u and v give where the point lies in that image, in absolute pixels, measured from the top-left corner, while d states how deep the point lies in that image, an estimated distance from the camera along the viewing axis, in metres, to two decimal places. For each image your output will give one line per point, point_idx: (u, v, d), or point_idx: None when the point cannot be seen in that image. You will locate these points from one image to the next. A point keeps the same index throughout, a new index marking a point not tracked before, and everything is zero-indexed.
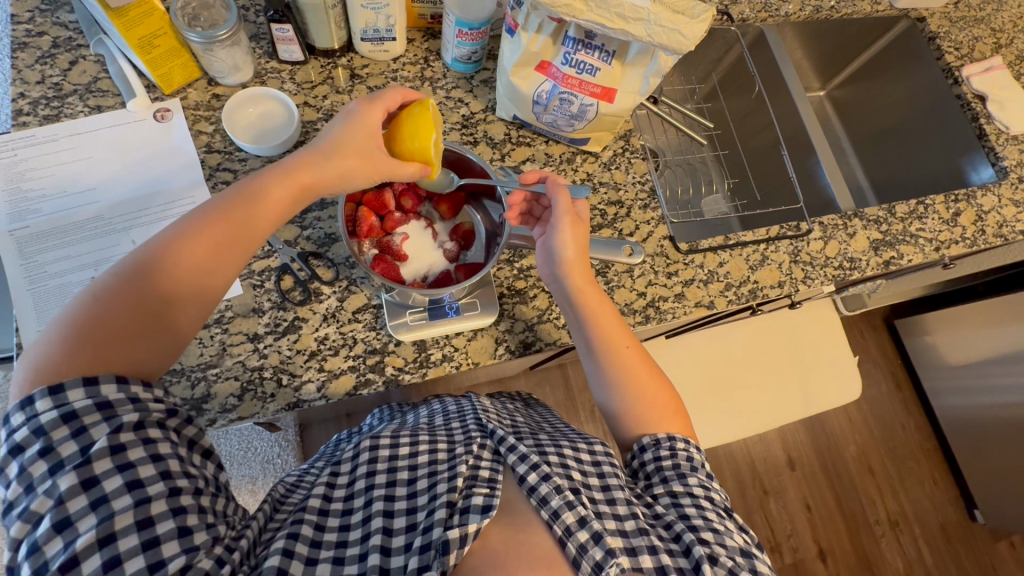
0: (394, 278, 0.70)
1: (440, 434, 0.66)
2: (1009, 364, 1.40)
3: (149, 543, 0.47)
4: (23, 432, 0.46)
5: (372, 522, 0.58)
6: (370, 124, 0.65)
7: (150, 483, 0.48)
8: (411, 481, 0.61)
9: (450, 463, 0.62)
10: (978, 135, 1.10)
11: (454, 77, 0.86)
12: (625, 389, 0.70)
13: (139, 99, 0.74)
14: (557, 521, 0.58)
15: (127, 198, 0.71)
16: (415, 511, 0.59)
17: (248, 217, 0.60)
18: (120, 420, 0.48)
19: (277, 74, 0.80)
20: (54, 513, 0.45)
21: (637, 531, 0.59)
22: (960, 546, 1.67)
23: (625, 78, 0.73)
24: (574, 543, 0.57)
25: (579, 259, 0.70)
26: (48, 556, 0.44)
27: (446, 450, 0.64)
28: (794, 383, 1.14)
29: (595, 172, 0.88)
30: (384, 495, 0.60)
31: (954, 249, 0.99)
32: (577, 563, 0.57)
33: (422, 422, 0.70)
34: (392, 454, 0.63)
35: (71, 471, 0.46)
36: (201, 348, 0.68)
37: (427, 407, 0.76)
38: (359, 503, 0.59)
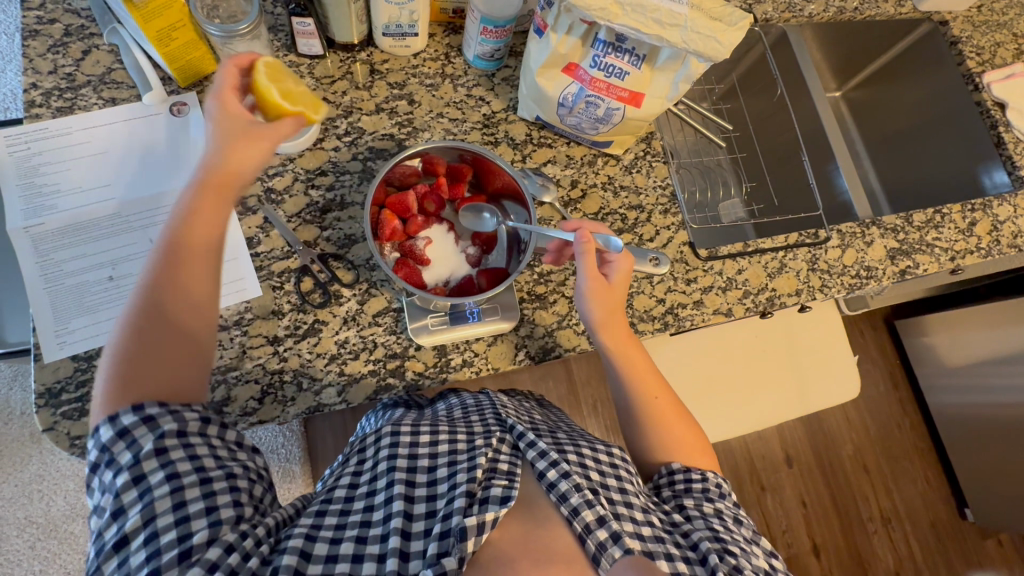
0: (415, 283, 0.70)
1: (460, 426, 0.66)
2: (1004, 368, 1.41)
3: (181, 520, 0.50)
4: (94, 452, 0.52)
5: (393, 504, 0.57)
6: (233, 108, 0.60)
7: (186, 477, 0.51)
8: (432, 468, 0.60)
9: (469, 454, 0.61)
10: (996, 144, 1.10)
11: (475, 74, 0.85)
12: (653, 430, 0.72)
13: (155, 93, 0.71)
14: (577, 517, 0.57)
15: (144, 195, 0.69)
16: (435, 498, 0.58)
17: (191, 233, 0.59)
18: (161, 428, 0.52)
19: (295, 68, 0.79)
20: (113, 503, 0.50)
21: (654, 538, 0.59)
22: (950, 542, 1.71)
23: (654, 83, 0.72)
24: (593, 540, 0.56)
25: (605, 320, 0.73)
26: (105, 539, 0.50)
27: (465, 441, 0.63)
28: (798, 385, 1.15)
29: (616, 175, 0.87)
30: (405, 479, 0.59)
31: (969, 259, 0.99)
32: (597, 560, 0.56)
33: (442, 415, 0.70)
34: (413, 441, 0.62)
35: (127, 470, 0.51)
36: (221, 350, 0.67)
37: (441, 402, 0.74)
38: (382, 484, 0.59)
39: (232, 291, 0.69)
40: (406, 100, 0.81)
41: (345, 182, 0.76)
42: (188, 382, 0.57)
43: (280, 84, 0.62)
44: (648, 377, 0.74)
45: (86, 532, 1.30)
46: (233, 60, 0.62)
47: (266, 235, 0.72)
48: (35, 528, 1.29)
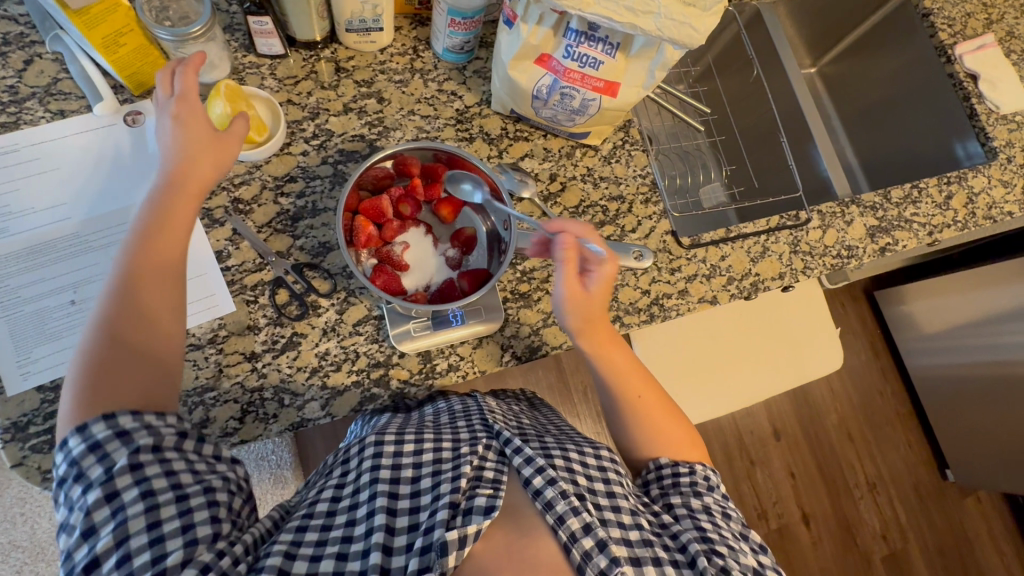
0: (395, 290, 0.68)
1: (445, 432, 0.64)
2: (981, 333, 1.44)
3: (155, 541, 0.48)
4: (63, 466, 0.50)
5: (375, 518, 0.56)
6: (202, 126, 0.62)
7: (162, 497, 0.50)
8: (415, 479, 0.59)
9: (454, 462, 0.60)
10: (970, 115, 1.09)
11: (446, 67, 0.82)
12: (634, 427, 0.73)
13: (106, 103, 0.67)
14: (562, 526, 0.57)
15: (103, 212, 0.66)
16: (418, 511, 0.57)
17: (163, 245, 0.59)
18: (137, 442, 0.50)
19: (256, 70, 0.75)
20: (82, 522, 0.48)
21: (642, 542, 0.59)
22: (932, 503, 1.76)
23: (629, 72, 0.70)
24: (578, 549, 0.56)
25: (584, 322, 0.71)
26: (74, 560, 0.47)
27: (450, 448, 0.62)
28: (774, 362, 1.21)
29: (595, 167, 0.85)
30: (388, 492, 0.58)
31: (946, 233, 1.00)
32: (581, 570, 0.56)
33: (428, 418, 0.68)
34: (397, 450, 0.61)
35: (98, 487, 0.49)
36: (196, 370, 0.65)
37: (431, 404, 0.72)
38: (364, 497, 0.58)
39: (203, 308, 0.67)
40: (375, 98, 0.78)
41: (316, 188, 0.73)
42: (166, 389, 0.57)
43: (235, 105, 0.67)
44: (630, 377, 0.74)
45: None
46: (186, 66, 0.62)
47: (236, 248, 0.69)
48: (21, 552, 1.27)
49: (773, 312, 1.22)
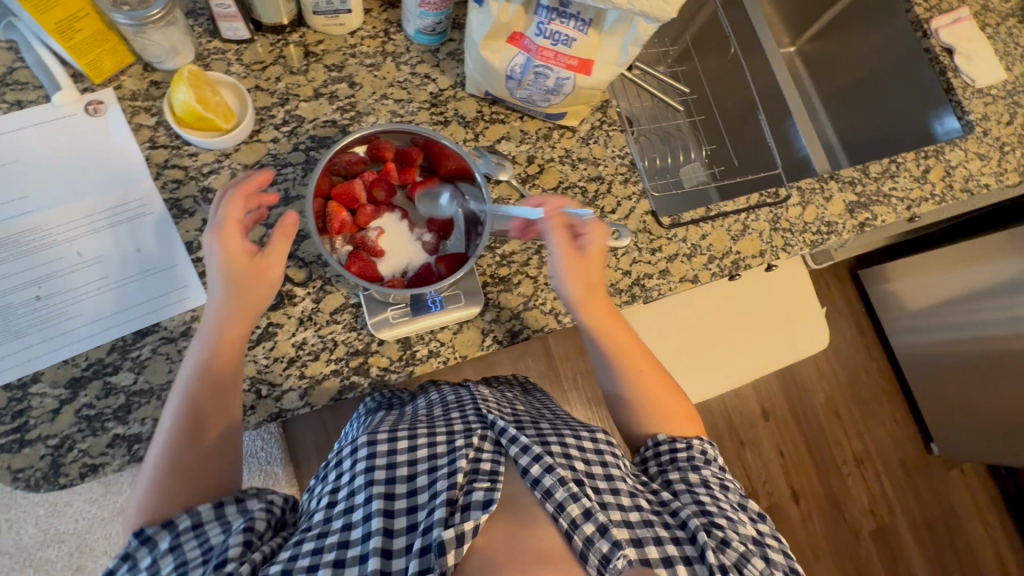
0: (370, 276, 0.67)
1: (439, 425, 0.63)
2: (962, 307, 1.46)
3: None
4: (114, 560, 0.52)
5: (373, 522, 0.54)
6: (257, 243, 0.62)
7: (193, 562, 0.51)
8: (411, 477, 0.58)
9: (449, 456, 0.59)
10: (946, 89, 1.10)
11: (418, 50, 0.80)
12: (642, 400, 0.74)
13: (65, 92, 0.65)
14: (563, 513, 0.57)
15: (65, 205, 0.64)
16: (416, 510, 0.56)
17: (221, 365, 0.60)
18: (176, 524, 0.52)
19: (221, 55, 0.73)
20: None
21: (642, 523, 0.59)
22: (918, 476, 1.80)
23: (603, 48, 0.69)
24: (580, 535, 0.56)
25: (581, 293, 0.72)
26: None
27: (445, 441, 0.61)
28: (759, 340, 1.22)
29: (573, 148, 0.84)
30: (384, 493, 0.56)
31: (924, 206, 1.01)
32: (585, 557, 0.55)
33: (421, 413, 0.68)
34: (390, 449, 0.60)
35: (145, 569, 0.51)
36: (170, 363, 0.63)
37: (422, 398, 0.74)
38: (360, 500, 0.56)
39: (175, 301, 0.65)
40: (346, 83, 0.77)
41: (288, 175, 0.72)
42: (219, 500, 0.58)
43: (200, 92, 0.65)
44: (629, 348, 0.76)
45: (65, 557, 1.27)
46: (239, 189, 0.62)
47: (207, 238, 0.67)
48: (9, 558, 1.26)
49: (758, 291, 1.23)
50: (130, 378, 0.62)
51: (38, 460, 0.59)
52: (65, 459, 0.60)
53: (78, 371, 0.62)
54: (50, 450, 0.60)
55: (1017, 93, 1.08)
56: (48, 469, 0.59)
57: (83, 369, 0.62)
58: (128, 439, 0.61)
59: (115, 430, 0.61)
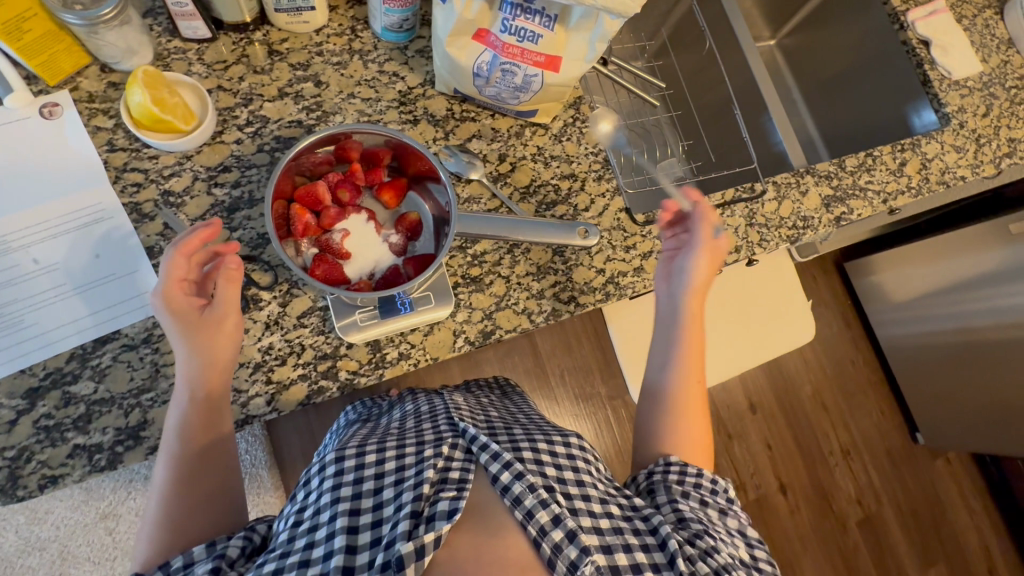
0: (336, 279, 0.66)
1: (410, 437, 0.64)
2: (943, 298, 1.47)
3: None
4: None
5: (335, 540, 0.53)
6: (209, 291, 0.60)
7: None
8: (377, 491, 0.58)
9: (417, 467, 0.59)
10: (923, 82, 1.09)
11: (386, 47, 0.79)
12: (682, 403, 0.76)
13: (18, 94, 0.63)
14: (531, 520, 0.56)
15: (19, 211, 0.63)
16: (381, 523, 0.56)
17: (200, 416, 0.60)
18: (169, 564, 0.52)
19: (182, 55, 0.71)
20: None
21: (612, 530, 0.59)
22: (904, 465, 1.81)
23: (570, 44, 0.68)
24: (549, 542, 0.56)
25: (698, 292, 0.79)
26: None
27: (414, 453, 0.61)
28: (741, 335, 1.22)
29: (546, 145, 0.83)
30: (349, 509, 0.56)
31: (901, 199, 1.01)
32: (552, 564, 0.55)
33: (393, 427, 0.69)
34: (358, 464, 0.60)
35: None
36: (131, 371, 0.62)
37: (404, 405, 0.75)
38: (324, 518, 0.55)
39: (136, 307, 0.64)
40: (312, 82, 0.75)
41: (252, 177, 0.70)
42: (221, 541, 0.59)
43: (156, 93, 0.64)
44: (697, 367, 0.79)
45: (46, 565, 1.26)
46: (178, 248, 0.59)
47: (168, 243, 0.66)
48: None
49: (740, 286, 1.23)
50: (89, 387, 0.61)
51: None
52: (23, 471, 0.58)
53: (36, 381, 0.61)
54: (8, 462, 0.58)
55: (993, 85, 1.09)
56: (6, 481, 0.58)
57: (41, 378, 0.61)
58: (88, 448, 0.60)
59: (75, 440, 0.60)
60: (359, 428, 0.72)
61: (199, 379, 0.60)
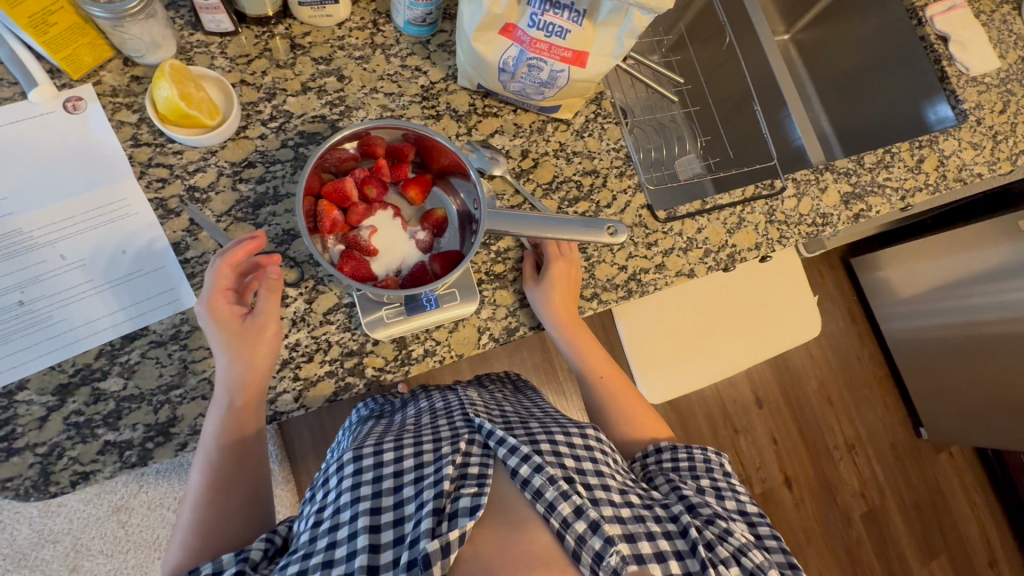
0: (363, 276, 0.65)
1: (426, 435, 0.64)
2: (951, 295, 1.48)
3: None
4: None
5: (358, 539, 0.54)
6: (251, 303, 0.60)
7: None
8: (397, 489, 0.58)
9: (436, 464, 0.59)
10: (940, 78, 1.09)
11: (408, 42, 0.78)
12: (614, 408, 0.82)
13: (42, 88, 0.63)
14: (554, 513, 0.56)
15: (47, 207, 0.62)
16: (402, 522, 0.56)
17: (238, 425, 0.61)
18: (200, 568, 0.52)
19: (205, 49, 0.71)
20: None
21: (634, 518, 0.59)
22: (908, 460, 1.83)
23: (597, 40, 0.67)
24: (572, 534, 0.56)
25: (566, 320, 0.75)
26: None
27: (432, 450, 0.62)
28: (754, 331, 1.22)
29: (568, 141, 0.83)
30: (370, 509, 0.56)
31: (919, 197, 1.01)
32: (577, 555, 0.56)
33: (409, 424, 0.69)
34: (376, 462, 0.60)
35: None
36: (160, 368, 0.62)
37: (417, 402, 0.76)
38: (345, 517, 0.55)
39: (164, 303, 0.64)
40: (335, 76, 0.75)
41: (276, 173, 0.70)
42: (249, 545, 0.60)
43: (183, 88, 0.63)
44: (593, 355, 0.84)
45: (60, 558, 1.26)
46: (225, 258, 0.59)
47: (194, 238, 0.66)
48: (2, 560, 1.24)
49: (752, 283, 1.23)
50: (119, 383, 0.61)
51: (27, 469, 0.58)
52: (55, 467, 0.59)
53: (66, 377, 0.61)
54: (39, 458, 0.58)
55: (1010, 81, 1.08)
56: (38, 477, 0.58)
57: (71, 375, 0.61)
58: (119, 445, 0.60)
59: (106, 437, 0.60)
60: (373, 426, 0.73)
61: (238, 389, 0.60)
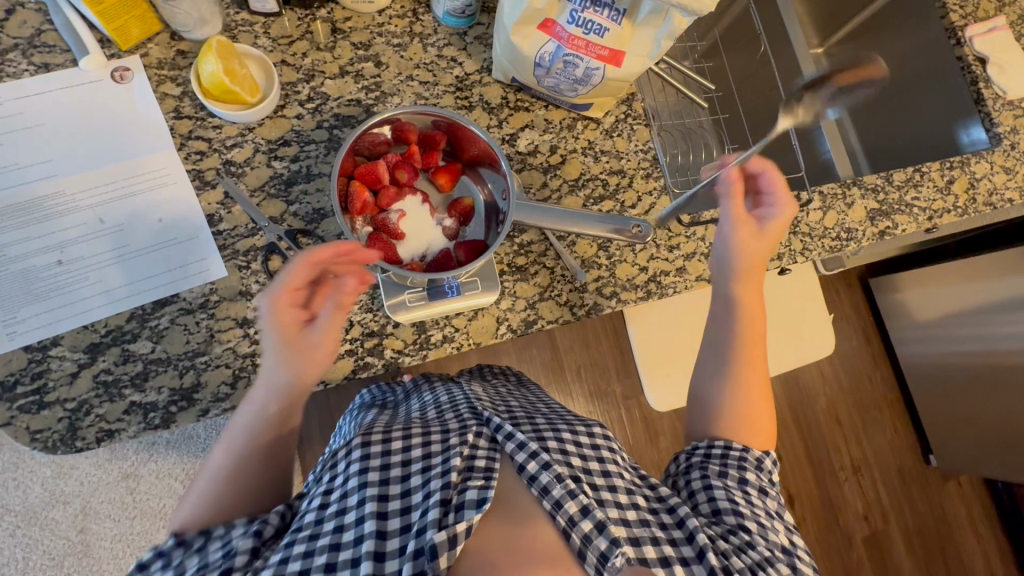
0: (390, 258, 0.66)
1: (434, 425, 0.64)
2: (970, 321, 1.45)
3: None
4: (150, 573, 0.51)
5: (365, 524, 0.54)
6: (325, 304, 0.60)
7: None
8: (405, 478, 0.58)
9: (444, 455, 0.59)
10: (975, 100, 1.07)
11: (446, 32, 0.79)
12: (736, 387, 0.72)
13: (92, 57, 0.65)
14: (560, 510, 0.57)
15: (89, 171, 0.64)
16: (409, 511, 0.56)
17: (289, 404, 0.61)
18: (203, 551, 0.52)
19: (249, 27, 0.72)
20: None
21: (639, 522, 0.60)
22: (915, 486, 1.80)
23: (635, 40, 0.68)
24: (578, 533, 0.57)
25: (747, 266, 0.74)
26: None
27: (440, 441, 0.61)
28: (767, 344, 1.22)
29: (597, 140, 0.83)
30: (377, 494, 0.56)
31: (946, 218, 0.99)
32: (582, 555, 0.56)
33: (416, 415, 0.69)
34: (384, 450, 0.60)
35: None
36: (187, 334, 0.64)
37: (422, 395, 0.76)
38: (353, 501, 0.55)
39: (195, 272, 0.65)
40: (373, 62, 0.76)
41: (310, 153, 0.71)
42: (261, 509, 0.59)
43: (228, 64, 0.65)
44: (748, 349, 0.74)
45: (69, 518, 1.29)
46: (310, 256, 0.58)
47: (228, 211, 0.67)
48: (13, 516, 1.27)
49: (768, 296, 1.22)
50: (148, 347, 0.63)
51: (56, 422, 0.60)
52: (82, 423, 0.60)
53: (97, 337, 0.62)
54: (68, 413, 0.60)
55: None
56: (66, 431, 0.60)
57: (102, 335, 0.62)
58: (144, 406, 0.62)
59: (132, 397, 0.62)
60: (377, 414, 0.73)
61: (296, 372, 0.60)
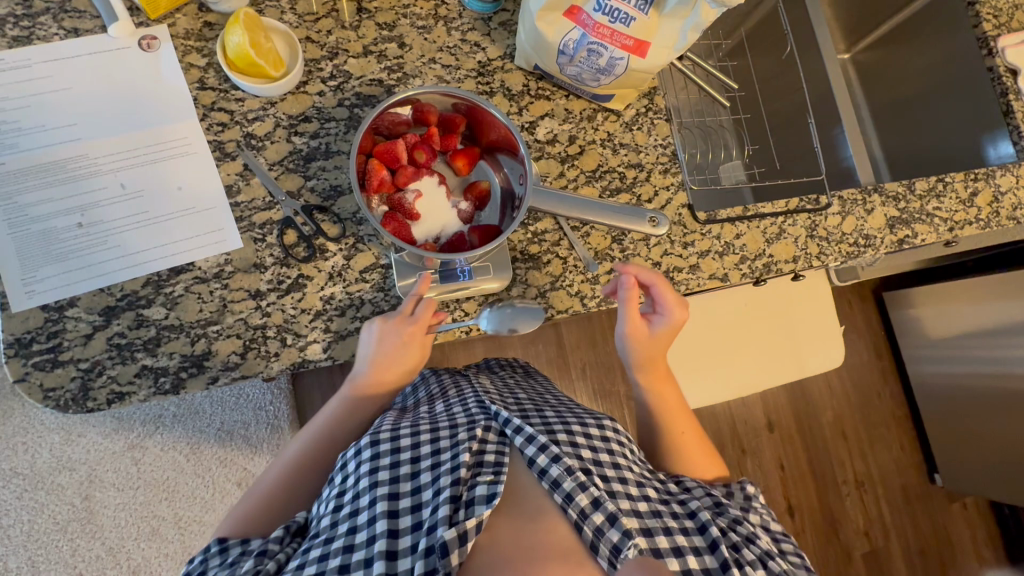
0: (404, 238, 0.66)
1: (443, 421, 0.65)
2: (983, 339, 1.42)
3: None
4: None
5: (377, 524, 0.54)
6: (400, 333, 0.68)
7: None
8: (415, 475, 0.58)
9: (452, 451, 0.59)
10: (1005, 112, 1.05)
11: (470, 17, 0.79)
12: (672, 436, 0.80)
13: (121, 24, 0.65)
14: (571, 503, 0.57)
15: (114, 137, 0.65)
16: (420, 508, 0.56)
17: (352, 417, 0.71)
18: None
19: (275, 3, 0.73)
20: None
21: (651, 514, 0.59)
22: (918, 505, 1.78)
23: (661, 31, 0.67)
24: (590, 525, 0.56)
25: (646, 359, 0.80)
26: None
27: (449, 437, 0.62)
28: (776, 351, 1.20)
29: (616, 132, 0.83)
30: (388, 494, 0.57)
31: (967, 230, 0.97)
32: (595, 547, 0.55)
33: (424, 410, 0.69)
34: (393, 448, 0.60)
35: None
36: (200, 303, 0.65)
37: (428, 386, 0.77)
38: (365, 502, 0.56)
39: (211, 242, 0.66)
40: (396, 43, 0.76)
41: (330, 130, 0.71)
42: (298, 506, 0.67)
43: (254, 37, 0.65)
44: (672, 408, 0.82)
45: (74, 485, 1.31)
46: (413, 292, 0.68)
47: (246, 183, 0.68)
48: (21, 479, 1.30)
49: (779, 302, 1.21)
50: (161, 313, 0.64)
51: (69, 382, 0.61)
52: (94, 384, 0.61)
53: (113, 300, 0.63)
54: (81, 373, 0.61)
55: None
56: (77, 391, 0.61)
57: (118, 299, 0.63)
58: (155, 371, 0.63)
59: (144, 361, 0.63)
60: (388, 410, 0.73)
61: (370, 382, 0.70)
